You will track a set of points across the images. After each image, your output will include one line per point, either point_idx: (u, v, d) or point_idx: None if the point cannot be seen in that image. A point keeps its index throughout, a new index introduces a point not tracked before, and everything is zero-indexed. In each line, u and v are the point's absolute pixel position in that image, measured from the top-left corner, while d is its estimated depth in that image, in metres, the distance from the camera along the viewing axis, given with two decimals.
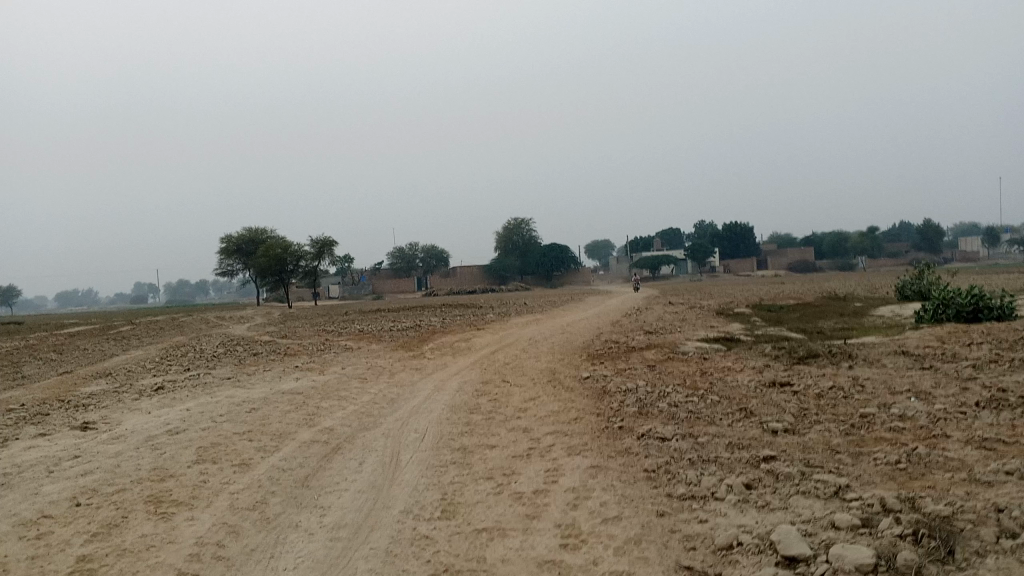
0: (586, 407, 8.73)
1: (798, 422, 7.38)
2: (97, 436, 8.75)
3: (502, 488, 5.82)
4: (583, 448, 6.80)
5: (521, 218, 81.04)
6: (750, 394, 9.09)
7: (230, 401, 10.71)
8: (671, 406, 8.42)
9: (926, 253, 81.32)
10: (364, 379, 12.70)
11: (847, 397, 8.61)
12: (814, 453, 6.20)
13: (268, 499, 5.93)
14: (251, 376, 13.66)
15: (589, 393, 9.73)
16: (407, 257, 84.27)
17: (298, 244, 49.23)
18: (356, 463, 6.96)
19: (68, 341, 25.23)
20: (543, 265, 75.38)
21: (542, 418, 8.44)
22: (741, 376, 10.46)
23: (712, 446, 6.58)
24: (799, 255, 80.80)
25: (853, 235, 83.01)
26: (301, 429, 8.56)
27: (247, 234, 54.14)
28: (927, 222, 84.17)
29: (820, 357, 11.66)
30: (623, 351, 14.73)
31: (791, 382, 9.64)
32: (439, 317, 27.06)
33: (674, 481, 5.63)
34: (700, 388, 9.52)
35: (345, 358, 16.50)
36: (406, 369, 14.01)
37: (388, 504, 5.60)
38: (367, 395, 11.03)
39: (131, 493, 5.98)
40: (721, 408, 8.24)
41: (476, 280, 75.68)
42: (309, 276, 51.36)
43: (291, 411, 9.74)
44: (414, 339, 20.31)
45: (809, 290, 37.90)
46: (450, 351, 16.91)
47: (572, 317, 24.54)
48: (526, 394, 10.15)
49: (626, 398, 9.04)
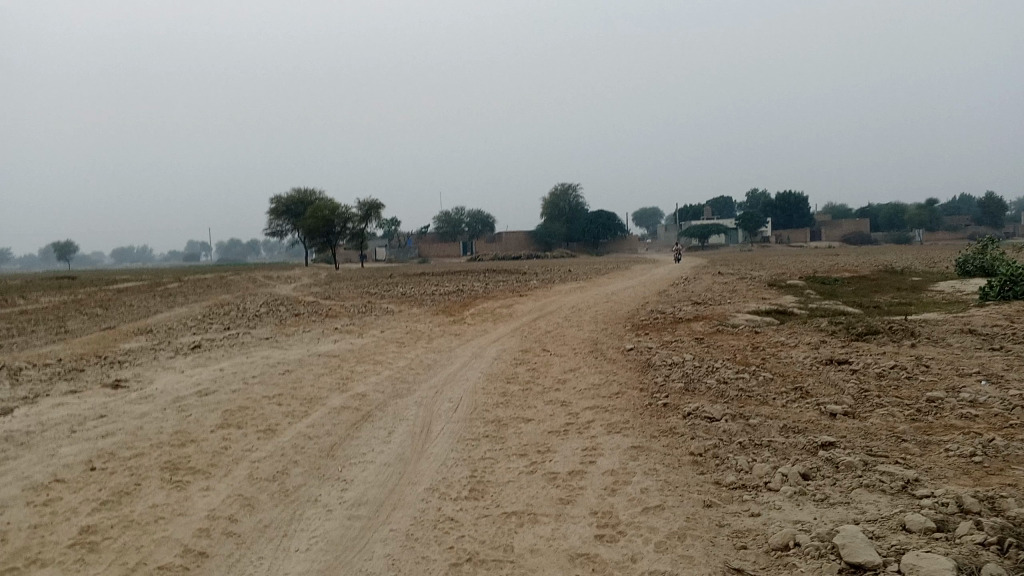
0: (629, 381, 8.30)
1: (859, 405, 6.85)
2: (127, 395, 8.58)
3: (535, 467, 5.43)
4: (624, 426, 6.37)
5: (569, 184, 80.10)
6: (805, 372, 8.54)
7: (264, 363, 10.48)
8: (719, 383, 7.94)
9: (987, 228, 78.45)
10: (402, 344, 12.40)
11: (911, 378, 8.02)
12: (876, 441, 5.69)
13: (289, 469, 5.63)
14: (289, 337, 13.48)
15: (632, 366, 9.27)
16: (453, 222, 84.16)
17: (346, 206, 49.26)
18: (384, 433, 6.63)
19: (116, 296, 25.50)
20: (589, 232, 74.59)
21: (583, 391, 8.02)
22: (795, 352, 9.90)
23: (764, 429, 6.11)
24: (853, 227, 78.63)
25: (911, 208, 80.46)
26: (332, 394, 8.27)
27: (296, 196, 54.43)
28: (990, 194, 81.17)
29: (879, 333, 11.02)
30: (669, 322, 14.23)
31: (850, 361, 9.06)
32: (482, 282, 26.75)
33: (723, 467, 5.19)
34: (751, 365, 9.01)
35: (385, 321, 16.24)
36: (445, 334, 13.72)
37: (412, 480, 5.26)
38: (402, 360, 10.72)
39: (148, 459, 5.74)
40: (774, 387, 7.74)
41: (521, 246, 75.24)
42: (356, 238, 51.47)
43: (324, 374, 9.48)
44: (456, 304, 20.01)
45: (864, 264, 36.73)
46: (492, 317, 16.57)
47: (618, 286, 23.98)
48: (566, 365, 9.74)
49: (671, 372, 8.57)
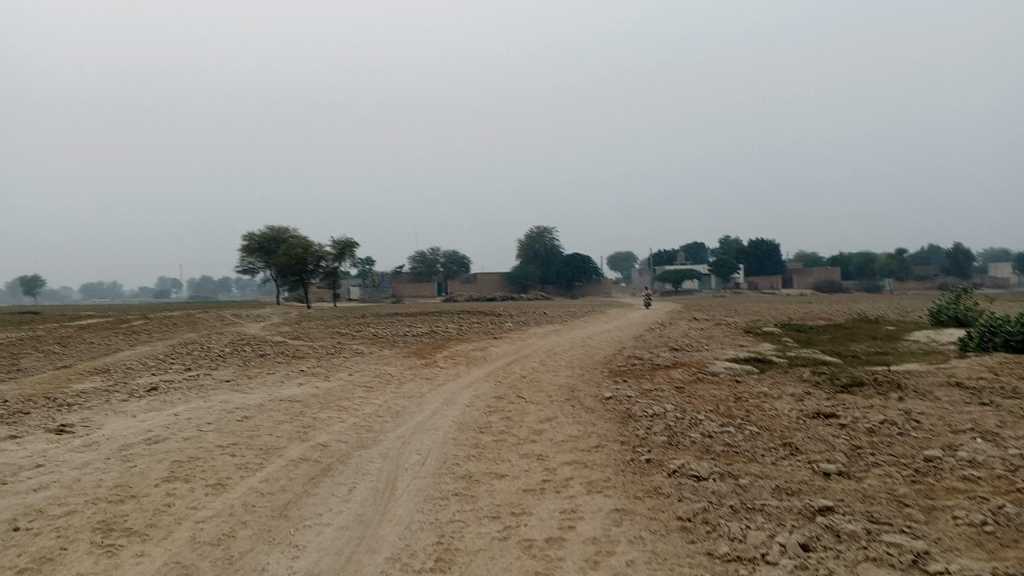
0: (609, 433, 7.86)
1: (852, 464, 6.45)
2: (69, 441, 7.97)
3: (509, 533, 4.96)
4: (605, 485, 5.91)
5: (545, 227, 80.20)
6: (792, 426, 8.16)
7: (222, 408, 9.90)
8: (705, 437, 7.52)
9: (956, 278, 79.36)
10: (370, 388, 11.86)
11: (903, 435, 7.65)
12: (877, 506, 5.27)
13: (237, 531, 5.10)
14: (252, 379, 12.90)
15: (612, 416, 8.82)
16: (428, 263, 83.81)
17: (320, 244, 48.68)
18: (345, 490, 6.11)
19: (77, 332, 24.68)
20: (564, 275, 74.46)
21: (560, 443, 7.56)
22: (780, 404, 9.52)
23: (755, 491, 5.68)
24: (825, 275, 79.27)
25: (882, 257, 81.36)
26: (292, 444, 7.74)
27: (269, 233, 53.79)
28: (957, 244, 82.41)
29: (864, 385, 10.68)
30: (647, 369, 13.83)
31: (837, 415, 8.68)
32: (456, 324, 26.25)
33: (715, 534, 4.75)
34: (735, 417, 8.61)
35: (354, 364, 15.69)
36: (416, 378, 13.20)
37: (373, 547, 4.77)
38: (369, 406, 10.19)
39: (79, 518, 5.17)
40: (762, 443, 7.33)
41: (496, 288, 74.87)
42: (330, 277, 50.83)
43: (285, 422, 8.94)
44: (428, 346, 19.50)
45: (838, 311, 36.72)
46: (465, 361, 16.08)
47: (594, 330, 23.61)
48: (542, 414, 9.28)
49: (653, 424, 8.14)
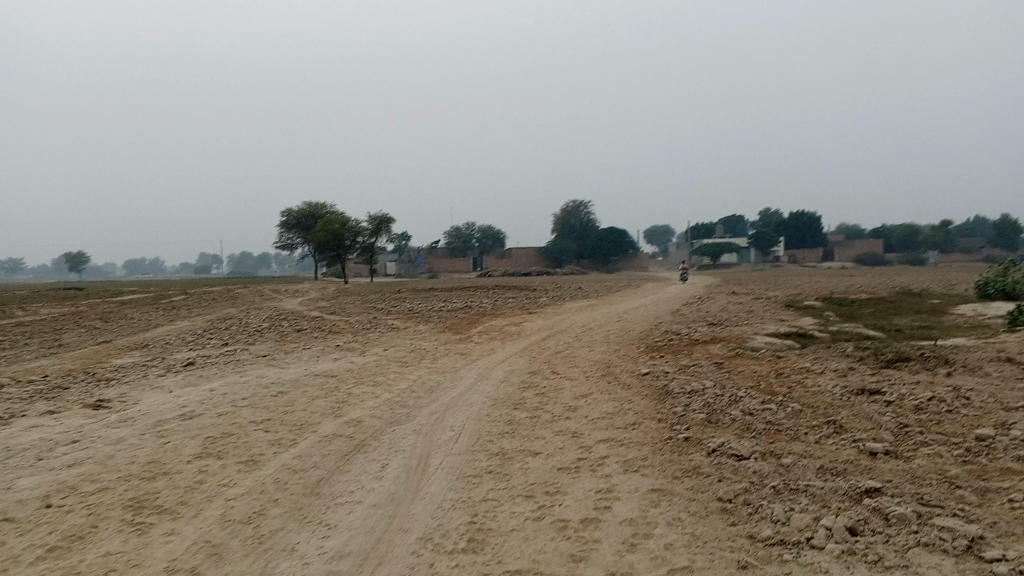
0: (646, 410, 7.69)
1: (901, 443, 6.20)
2: (106, 417, 8.00)
3: (543, 512, 4.84)
4: (642, 464, 5.75)
5: (580, 201, 79.67)
6: (836, 403, 7.90)
7: (257, 383, 9.90)
8: (745, 415, 7.31)
9: (1003, 250, 77.34)
10: (405, 364, 11.80)
11: (953, 412, 7.36)
12: (927, 488, 5.04)
13: (268, 509, 5.05)
14: (287, 355, 12.92)
15: (649, 393, 8.64)
16: (464, 238, 83.80)
17: (356, 220, 48.82)
18: (377, 467, 6.03)
19: (119, 309, 25.06)
20: (600, 249, 73.97)
21: (596, 421, 7.40)
22: (822, 380, 9.26)
23: (798, 471, 5.48)
24: (867, 248, 77.74)
25: (925, 229, 79.55)
26: (325, 420, 7.68)
27: (306, 209, 54.08)
28: (1005, 216, 80.25)
29: (911, 360, 10.35)
30: (685, 344, 13.59)
31: (883, 392, 8.40)
32: (491, 299, 26.16)
33: (757, 517, 4.58)
34: (776, 394, 8.37)
35: (390, 339, 15.68)
36: (450, 353, 13.12)
37: (404, 526, 4.67)
38: (403, 381, 10.13)
39: (111, 495, 5.15)
40: (805, 421, 7.11)
41: (532, 263, 74.67)
42: (366, 253, 51.02)
43: (319, 397, 8.90)
44: (463, 322, 19.43)
45: (880, 285, 35.95)
46: (500, 336, 15.98)
47: (630, 304, 23.36)
48: (577, 391, 9.13)
49: (691, 401, 7.95)
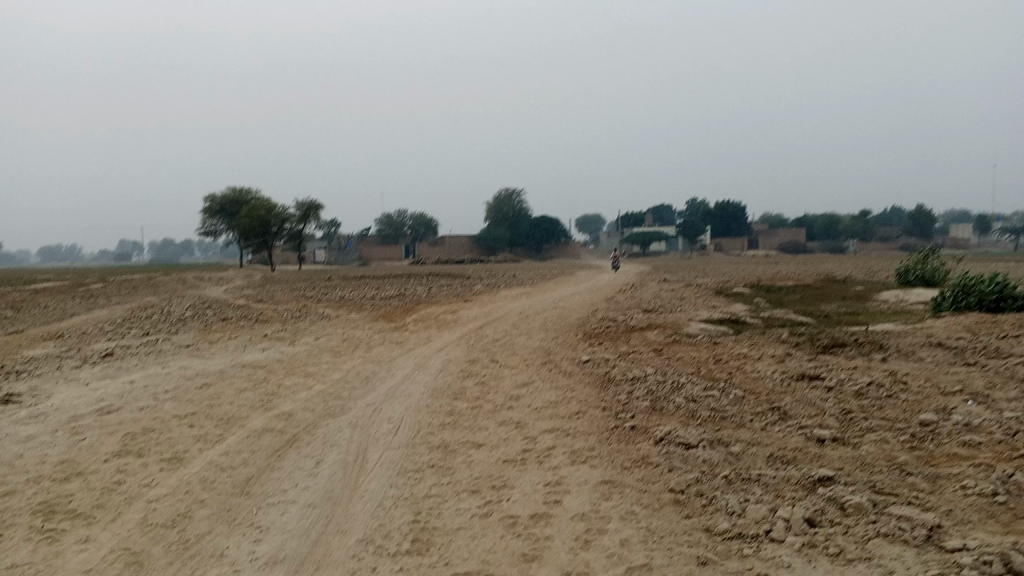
0: (589, 398, 7.52)
1: (846, 429, 6.17)
2: (15, 412, 7.44)
3: (490, 508, 4.62)
4: (590, 454, 5.57)
5: (512, 189, 79.51)
6: (778, 389, 7.88)
7: (180, 375, 9.41)
8: (689, 402, 7.21)
9: (918, 239, 80.26)
10: (338, 353, 11.42)
11: (892, 398, 7.40)
12: (879, 476, 4.99)
13: (194, 511, 4.68)
14: (213, 345, 12.38)
15: (590, 381, 8.48)
16: (395, 225, 82.85)
17: (284, 206, 47.64)
18: (312, 464, 5.70)
19: (31, 297, 23.82)
20: (532, 237, 74.01)
21: (539, 410, 7.20)
22: (761, 366, 9.26)
23: (749, 459, 5.38)
24: (791, 236, 79.70)
25: (846, 218, 81.90)
26: (254, 414, 7.29)
27: (232, 194, 52.56)
28: (920, 207, 83.14)
29: (846, 345, 10.45)
30: (622, 331, 13.52)
31: (822, 378, 8.42)
32: (425, 286, 25.77)
33: (712, 508, 4.44)
34: (719, 380, 8.31)
35: (321, 327, 15.22)
36: (385, 342, 12.77)
37: (343, 527, 4.39)
38: (337, 372, 9.76)
39: (18, 499, 4.71)
40: (749, 407, 7.04)
41: (464, 250, 74.27)
42: (294, 240, 49.88)
43: (247, 389, 8.48)
44: (396, 310, 19.03)
45: (805, 272, 36.76)
46: (435, 324, 15.66)
47: (565, 292, 23.27)
48: (517, 379, 8.92)
49: (634, 388, 7.81)
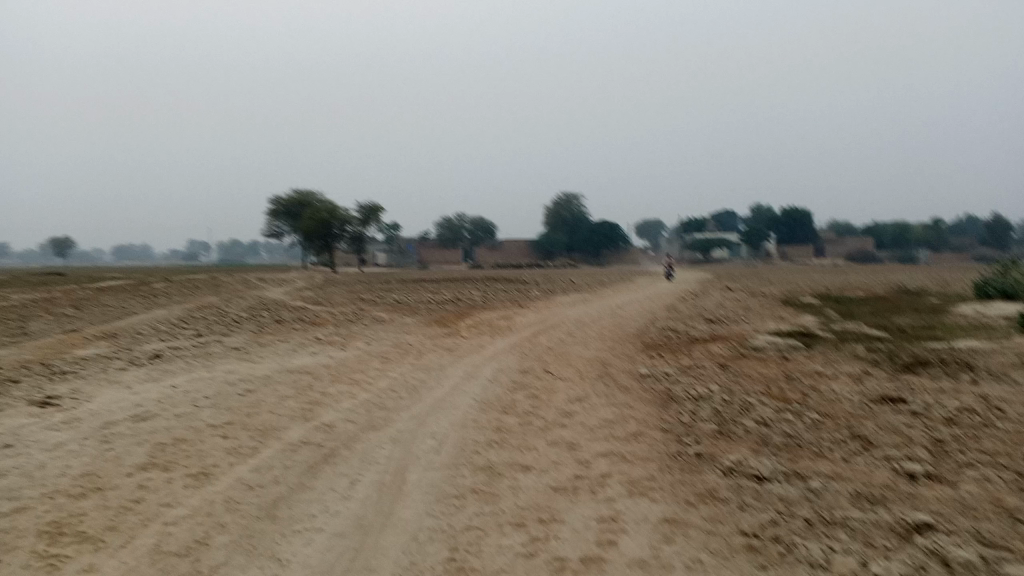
0: (649, 419, 6.94)
1: (940, 463, 5.50)
2: (51, 416, 7.20)
3: (537, 547, 4.13)
4: (650, 485, 5.02)
5: (572, 194, 78.87)
6: (857, 413, 7.19)
7: (224, 380, 9.12)
8: (760, 426, 6.60)
9: (993, 250, 77.06)
10: (387, 359, 11.02)
11: (989, 426, 6.65)
12: (985, 523, 4.34)
13: (212, 537, 4.30)
14: (263, 348, 12.12)
15: (650, 397, 7.91)
16: (454, 229, 82.93)
17: (344, 208, 47.92)
18: (346, 483, 5.27)
19: (94, 295, 24.12)
20: (592, 243, 73.26)
21: (594, 430, 6.66)
22: (837, 386, 8.55)
23: (831, 498, 4.77)
24: (859, 245, 77.30)
25: (917, 227, 79.02)
26: (293, 424, 6.92)
27: (295, 196, 53.12)
28: (997, 215, 79.73)
29: (929, 364, 9.65)
30: (684, 342, 12.87)
31: (907, 401, 7.69)
32: (481, 291, 25.39)
33: (791, 559, 3.87)
34: (791, 401, 7.66)
35: (373, 332, 14.90)
36: (436, 349, 12.35)
37: (371, 565, 3.94)
38: (384, 380, 9.35)
39: (28, 518, 4.39)
40: (827, 434, 6.40)
41: (523, 255, 73.86)
42: (354, 242, 50.14)
43: (289, 397, 8.12)
44: (451, 314, 18.65)
45: (875, 283, 35.31)
46: (490, 330, 15.21)
47: (624, 299, 22.60)
48: (572, 394, 8.39)
49: (698, 408, 7.22)
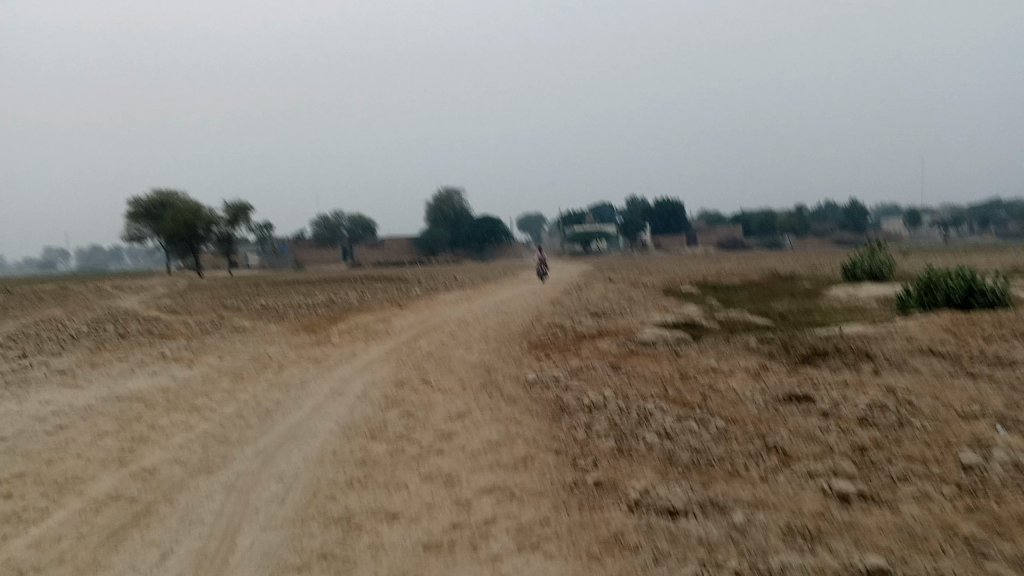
0: (539, 437, 5.99)
1: (870, 478, 4.80)
2: None
3: None
4: (544, 534, 4.08)
5: (452, 189, 77.66)
6: (764, 418, 6.49)
7: (32, 414, 7.60)
8: (665, 440, 5.76)
9: (852, 233, 81.08)
10: (240, 378, 9.65)
11: (907, 426, 6.04)
12: (944, 560, 3.61)
13: None
14: (95, 370, 10.47)
15: (539, 409, 6.98)
16: (332, 227, 80.46)
17: (211, 209, 45.17)
18: (154, 558, 4.08)
19: None
20: (473, 238, 72.47)
21: (475, 457, 5.65)
22: (736, 384, 7.86)
23: (761, 537, 3.94)
24: (729, 232, 79.76)
25: (783, 213, 82.12)
26: (104, 472, 5.60)
27: (157, 198, 49.83)
28: (854, 200, 83.89)
29: (827, 355, 9.15)
30: (571, 339, 12.08)
31: (813, 400, 7.06)
32: (357, 292, 24.02)
33: None
34: (692, 405, 6.90)
35: (232, 344, 13.41)
36: (301, 361, 11.10)
37: None
38: (231, 405, 8.04)
39: None
40: (738, 445, 5.65)
41: (404, 252, 72.25)
42: (223, 244, 47.42)
43: (108, 433, 6.73)
44: (322, 319, 17.28)
45: (750, 269, 35.97)
46: (364, 335, 14.01)
47: (508, 295, 21.68)
48: (451, 409, 7.39)
49: (594, 420, 6.33)
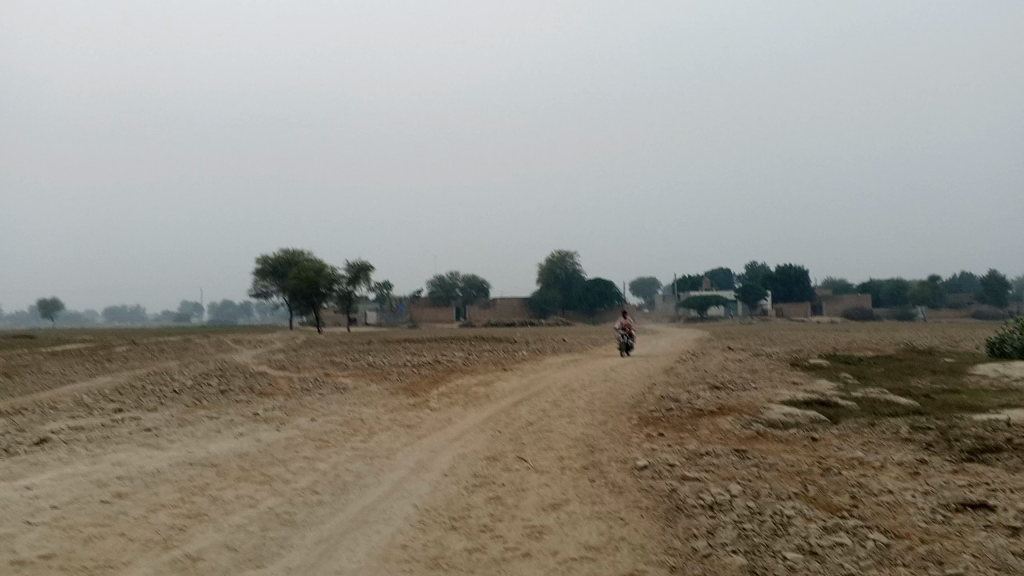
0: (649, 544, 4.93)
1: None
2: None
3: None
4: None
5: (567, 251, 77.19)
6: (935, 532, 5.20)
7: (99, 477, 7.06)
8: (808, 561, 4.59)
9: (991, 305, 75.45)
10: (325, 445, 8.94)
11: None
12: None
13: None
14: (181, 429, 10.00)
15: (649, 503, 5.90)
16: (446, 287, 81.29)
17: (332, 267, 46.07)
18: None
19: (41, 360, 21.97)
20: (586, 301, 71.46)
21: (569, 567, 4.65)
22: (891, 483, 6.52)
23: None
24: (855, 301, 75.68)
25: (915, 283, 77.43)
26: (141, 557, 4.87)
27: (282, 255, 51.37)
28: (993, 271, 78.33)
29: (997, 450, 7.66)
30: (686, 415, 10.87)
31: (994, 511, 5.68)
32: (464, 352, 23.40)
33: None
34: (840, 510, 5.66)
35: (327, 404, 12.82)
36: (393, 427, 10.34)
37: None
38: (307, 477, 7.29)
39: None
40: (907, 574, 4.42)
41: (516, 313, 71.87)
42: (342, 301, 48.06)
43: (164, 507, 6.04)
44: (425, 380, 16.61)
45: (881, 341, 33.43)
46: (464, 400, 13.19)
47: (618, 360, 20.51)
48: (547, 496, 6.38)
49: (718, 526, 5.20)
